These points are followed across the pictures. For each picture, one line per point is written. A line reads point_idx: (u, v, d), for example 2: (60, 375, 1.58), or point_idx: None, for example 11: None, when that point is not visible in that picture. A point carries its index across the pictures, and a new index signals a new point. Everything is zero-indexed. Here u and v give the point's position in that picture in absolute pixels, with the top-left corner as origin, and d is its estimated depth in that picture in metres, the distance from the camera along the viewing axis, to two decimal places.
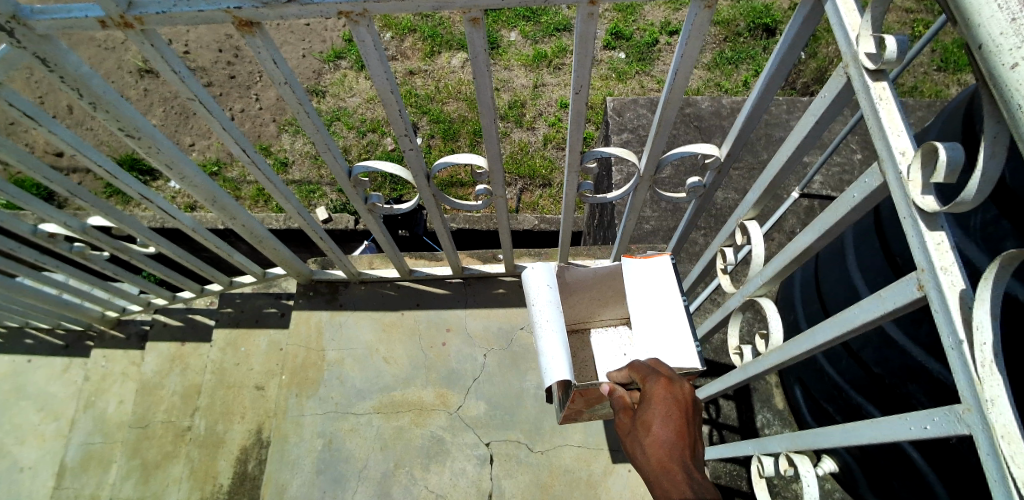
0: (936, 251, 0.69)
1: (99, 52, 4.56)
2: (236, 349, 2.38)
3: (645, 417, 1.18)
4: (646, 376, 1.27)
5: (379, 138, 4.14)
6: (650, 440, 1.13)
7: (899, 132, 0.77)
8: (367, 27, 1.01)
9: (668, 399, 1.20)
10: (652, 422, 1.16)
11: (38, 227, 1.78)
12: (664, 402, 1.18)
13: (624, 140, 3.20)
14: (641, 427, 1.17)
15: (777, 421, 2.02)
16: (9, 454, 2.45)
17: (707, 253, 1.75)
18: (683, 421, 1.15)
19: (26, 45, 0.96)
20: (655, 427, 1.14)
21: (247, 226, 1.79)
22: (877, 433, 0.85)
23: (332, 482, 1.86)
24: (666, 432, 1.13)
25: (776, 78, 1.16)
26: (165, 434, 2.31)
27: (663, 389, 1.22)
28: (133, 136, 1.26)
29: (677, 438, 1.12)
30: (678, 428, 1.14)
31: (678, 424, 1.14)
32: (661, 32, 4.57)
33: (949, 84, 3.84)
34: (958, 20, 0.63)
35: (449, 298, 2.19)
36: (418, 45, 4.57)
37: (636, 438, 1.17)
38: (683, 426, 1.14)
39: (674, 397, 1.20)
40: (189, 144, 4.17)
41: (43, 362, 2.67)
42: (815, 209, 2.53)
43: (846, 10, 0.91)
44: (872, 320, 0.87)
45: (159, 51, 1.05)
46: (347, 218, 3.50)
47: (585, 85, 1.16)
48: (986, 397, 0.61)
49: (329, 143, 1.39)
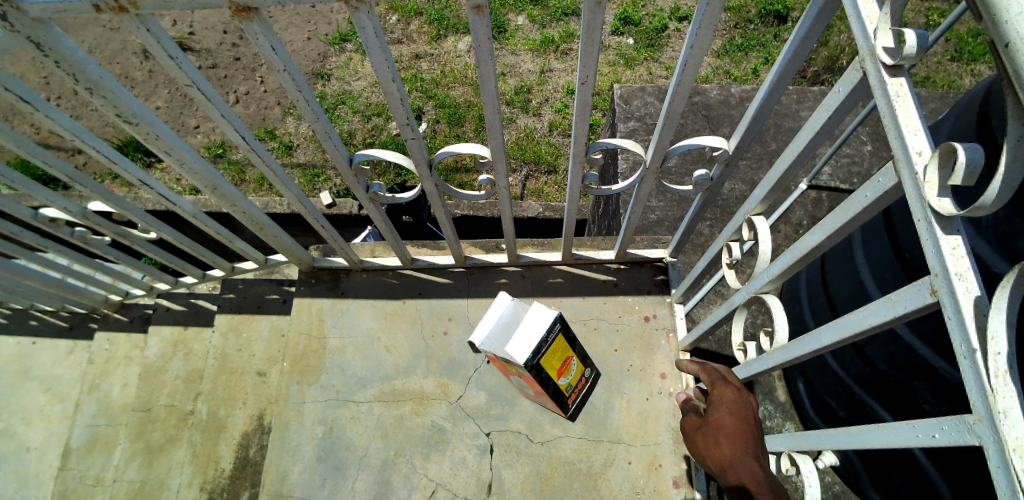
0: (951, 256, 0.67)
1: (103, 32, 4.51)
2: (238, 334, 2.38)
3: (713, 414, 1.35)
4: (715, 381, 1.42)
5: (384, 123, 4.11)
6: (724, 437, 1.28)
7: (916, 131, 0.74)
8: (367, 13, 0.98)
9: (736, 402, 1.34)
10: (724, 422, 1.31)
11: (39, 211, 1.77)
12: (733, 405, 1.33)
13: (630, 129, 3.15)
14: (714, 425, 1.32)
15: (779, 414, 2.01)
16: (16, 435, 2.48)
17: (713, 247, 1.72)
18: (747, 419, 1.31)
19: (19, 28, 0.95)
20: (727, 426, 1.29)
21: (247, 213, 1.78)
22: (883, 438, 0.84)
23: (333, 469, 1.88)
24: (738, 430, 1.28)
25: (789, 69, 1.13)
26: (169, 418, 2.33)
27: (731, 393, 1.37)
28: (131, 122, 1.24)
29: (741, 430, 1.28)
30: (747, 428, 1.28)
31: (742, 419, 1.30)
32: (670, 18, 4.49)
33: (962, 75, 3.75)
34: (983, 15, 0.61)
35: (450, 288, 2.18)
36: (424, 29, 4.51)
37: (711, 434, 1.32)
38: (752, 428, 1.29)
39: (742, 401, 1.35)
40: (194, 127, 4.14)
41: (48, 344, 2.67)
42: (823, 202, 2.50)
43: (864, 2, 0.87)
44: (881, 323, 0.85)
45: (155, 36, 1.02)
46: (351, 204, 3.48)
47: (592, 74, 1.13)
48: (998, 408, 0.59)
49: (330, 132, 1.37)
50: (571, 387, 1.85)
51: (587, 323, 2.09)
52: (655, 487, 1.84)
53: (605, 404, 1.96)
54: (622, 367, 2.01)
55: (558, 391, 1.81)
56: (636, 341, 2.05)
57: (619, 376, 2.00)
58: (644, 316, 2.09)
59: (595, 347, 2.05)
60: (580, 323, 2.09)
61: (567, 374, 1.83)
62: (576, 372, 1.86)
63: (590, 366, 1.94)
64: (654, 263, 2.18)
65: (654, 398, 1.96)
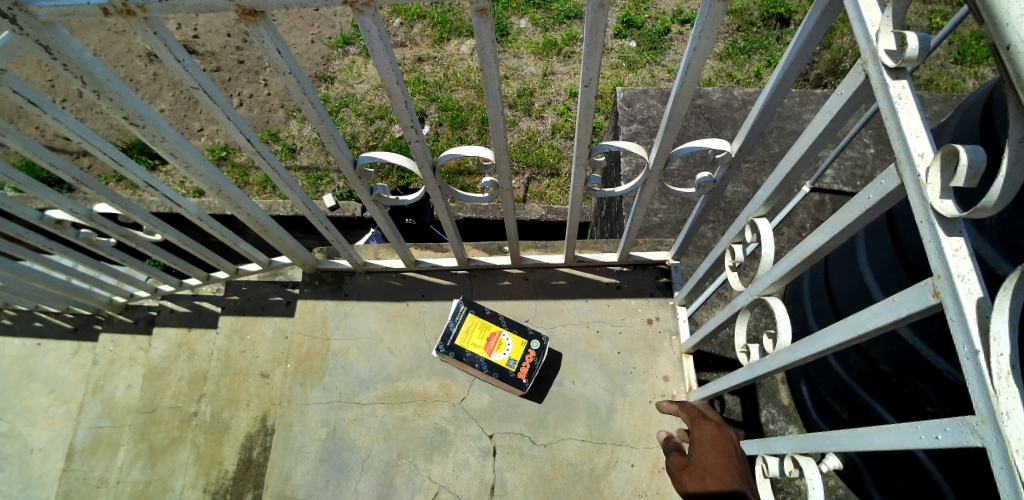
0: (954, 257, 0.67)
1: (107, 35, 4.53)
2: (242, 336, 2.39)
3: (697, 452, 1.57)
4: (697, 420, 1.67)
5: (387, 126, 4.13)
6: (709, 470, 1.50)
7: (918, 133, 0.74)
8: (372, 17, 0.99)
9: (716, 438, 1.59)
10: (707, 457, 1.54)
11: (45, 213, 1.78)
12: (714, 442, 1.57)
13: (633, 132, 3.16)
14: (699, 459, 1.55)
15: (782, 417, 2.01)
16: (20, 436, 2.50)
17: (716, 249, 1.72)
18: (727, 452, 1.54)
19: (28, 31, 0.96)
20: (710, 461, 1.52)
21: (251, 214, 1.79)
22: (885, 440, 0.84)
23: (335, 471, 1.89)
24: (719, 463, 1.51)
25: (792, 72, 1.13)
26: (172, 419, 2.34)
27: (710, 430, 1.62)
28: (137, 124, 1.25)
29: (723, 460, 1.51)
30: (728, 460, 1.51)
31: (724, 454, 1.53)
32: (672, 21, 4.49)
33: (965, 78, 3.74)
34: (984, 16, 0.61)
35: (453, 289, 2.17)
36: (427, 32, 4.52)
37: (698, 469, 1.53)
38: (732, 461, 1.51)
39: (720, 437, 1.59)
40: (198, 130, 4.17)
41: (52, 346, 2.68)
42: (826, 205, 2.49)
43: (866, 4, 0.87)
44: (885, 325, 0.85)
45: (162, 39, 1.03)
46: (354, 206, 3.49)
47: (595, 77, 1.14)
48: (1001, 409, 0.59)
49: (334, 134, 1.37)
50: (511, 361, 1.98)
51: (589, 325, 2.09)
52: (657, 489, 1.84)
53: (608, 405, 1.96)
54: (625, 369, 2.01)
55: (498, 367, 1.97)
56: (639, 343, 2.05)
57: (622, 379, 2.00)
58: (647, 318, 2.09)
59: (597, 349, 2.05)
60: (583, 325, 2.09)
61: (502, 350, 2.00)
62: (512, 346, 2.00)
63: (535, 335, 2.01)
64: (656, 265, 2.18)
65: (657, 400, 1.96)
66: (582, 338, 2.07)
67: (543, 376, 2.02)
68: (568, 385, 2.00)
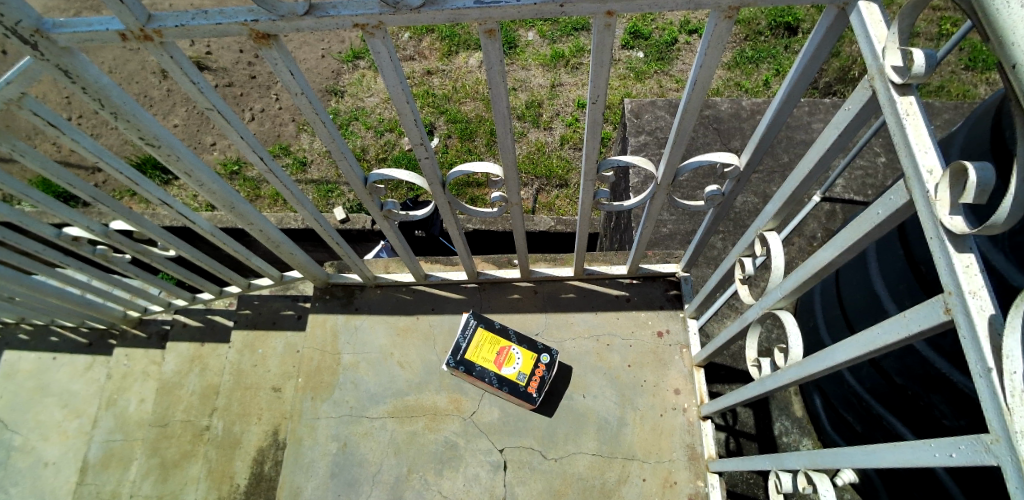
0: (965, 274, 0.67)
1: (123, 53, 4.65)
2: (253, 350, 2.41)
3: None
4: None
5: (396, 138, 4.18)
6: None
7: (926, 149, 0.75)
8: (381, 39, 1.01)
9: None
10: None
11: (62, 230, 1.82)
12: None
13: (641, 143, 3.17)
14: None
15: (795, 429, 1.99)
16: (34, 450, 2.54)
17: (725, 262, 1.71)
18: None
19: (48, 57, 0.99)
20: None
21: (263, 231, 1.82)
22: (899, 458, 0.82)
23: (346, 485, 1.89)
24: None
25: (798, 88, 1.14)
26: (184, 432, 2.36)
27: None
28: (153, 144, 1.29)
29: None
30: None
31: None
32: (680, 31, 4.52)
33: (977, 84, 3.69)
34: (989, 35, 0.62)
35: (462, 303, 2.18)
36: (436, 45, 4.58)
37: None
38: None
39: None
40: (210, 144, 4.24)
41: (66, 360, 2.72)
42: (838, 214, 2.48)
43: (872, 20, 0.88)
44: (896, 340, 0.84)
45: (176, 62, 1.07)
46: (364, 219, 3.53)
47: (602, 93, 1.15)
48: (1016, 428, 0.58)
49: (344, 151, 1.40)
50: (522, 375, 1.98)
51: (599, 338, 2.09)
52: None
53: (618, 420, 1.95)
54: (635, 382, 2.00)
55: (508, 382, 1.98)
56: (649, 356, 2.04)
57: (632, 392, 1.99)
58: (657, 331, 2.08)
59: (607, 362, 2.05)
60: (592, 339, 2.09)
61: (512, 364, 2.01)
62: (522, 360, 2.01)
63: (544, 350, 2.02)
64: (667, 278, 2.17)
65: (667, 414, 1.94)
66: (591, 351, 2.07)
67: (552, 390, 2.01)
68: (577, 399, 1.99)
